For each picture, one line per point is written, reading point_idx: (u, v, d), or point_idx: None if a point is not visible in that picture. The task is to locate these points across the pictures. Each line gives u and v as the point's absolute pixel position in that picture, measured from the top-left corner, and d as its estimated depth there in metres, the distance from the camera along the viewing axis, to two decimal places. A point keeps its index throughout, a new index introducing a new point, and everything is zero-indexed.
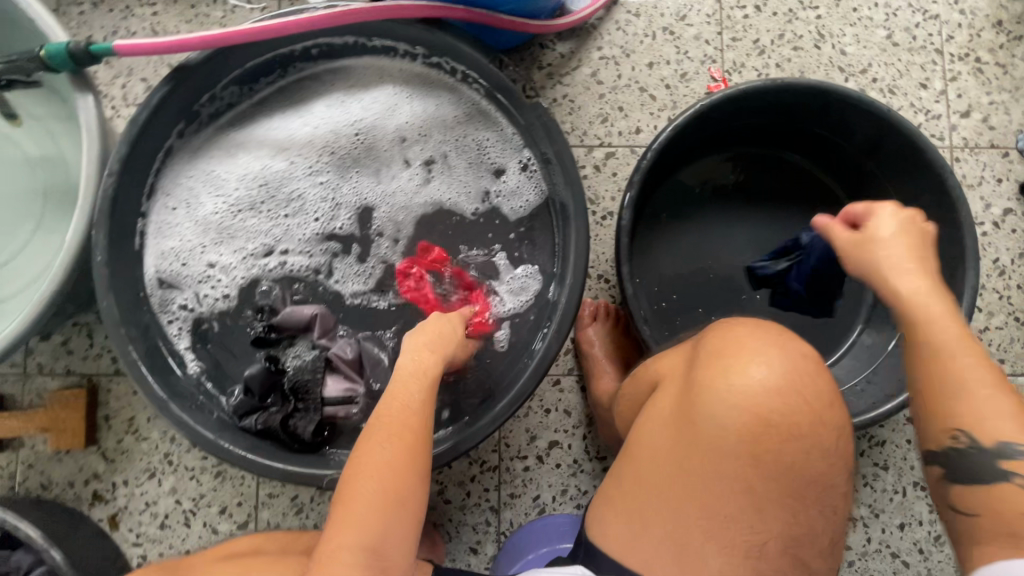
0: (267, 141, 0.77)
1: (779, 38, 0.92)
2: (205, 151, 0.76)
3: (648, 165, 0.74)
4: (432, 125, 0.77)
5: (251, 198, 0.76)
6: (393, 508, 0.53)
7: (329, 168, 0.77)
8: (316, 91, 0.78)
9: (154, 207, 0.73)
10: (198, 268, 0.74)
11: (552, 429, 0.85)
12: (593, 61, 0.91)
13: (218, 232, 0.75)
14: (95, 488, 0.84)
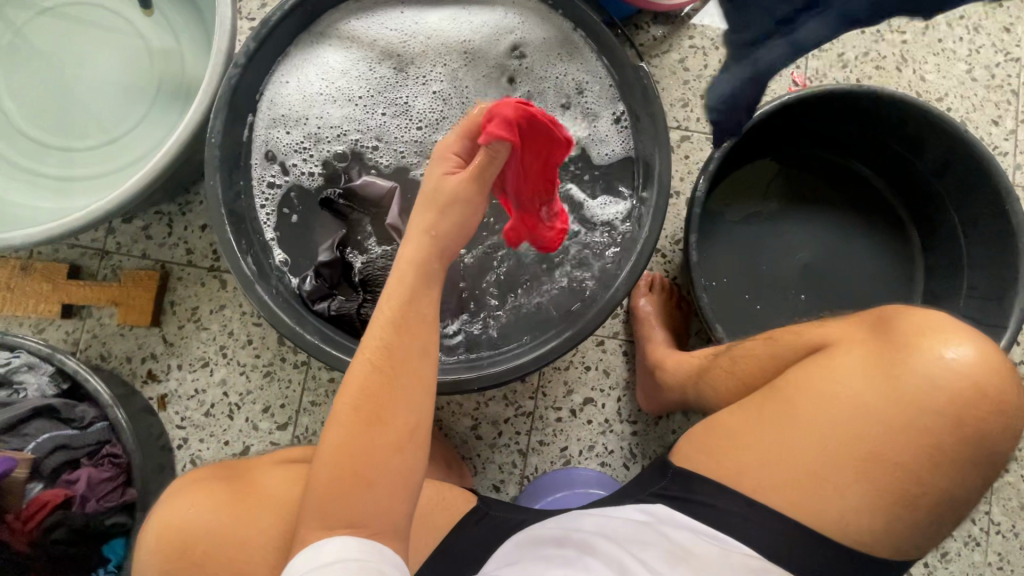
0: (378, 39, 0.81)
1: (864, 55, 0.95)
2: (316, 30, 0.79)
3: (729, 146, 0.78)
4: (531, 52, 0.81)
5: (353, 92, 0.81)
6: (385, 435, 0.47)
7: (434, 77, 0.82)
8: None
9: (267, 85, 0.77)
10: (294, 140, 0.79)
11: (589, 386, 0.88)
12: (683, 48, 0.95)
13: (318, 116, 0.80)
14: (150, 367, 0.88)
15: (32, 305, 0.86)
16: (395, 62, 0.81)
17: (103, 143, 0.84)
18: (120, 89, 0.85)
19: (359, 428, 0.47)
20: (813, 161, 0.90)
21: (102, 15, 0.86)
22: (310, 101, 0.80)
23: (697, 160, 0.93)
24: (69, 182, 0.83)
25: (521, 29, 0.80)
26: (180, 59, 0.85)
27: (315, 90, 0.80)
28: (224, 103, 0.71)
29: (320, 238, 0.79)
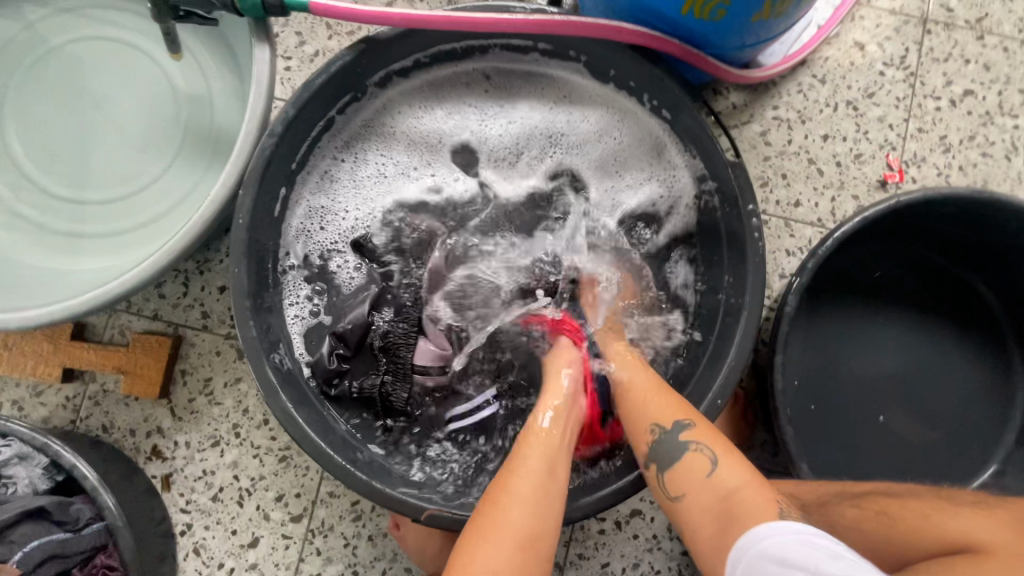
0: (434, 130, 0.77)
1: (969, 139, 0.85)
2: (369, 119, 0.75)
3: (824, 253, 0.68)
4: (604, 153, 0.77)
5: (407, 175, 0.76)
6: (519, 536, 0.51)
7: (494, 170, 0.77)
8: (499, 92, 0.78)
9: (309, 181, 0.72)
10: (333, 233, 0.74)
11: (637, 496, 0.79)
12: (766, 119, 0.84)
13: (364, 203, 0.75)
14: (156, 443, 0.80)
15: (30, 368, 0.78)
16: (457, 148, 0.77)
17: (116, 198, 0.77)
18: (140, 139, 0.77)
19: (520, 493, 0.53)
20: (904, 257, 0.79)
21: (127, 55, 0.78)
22: (359, 185, 0.75)
23: (773, 249, 0.83)
24: (76, 239, 0.76)
25: (594, 126, 0.77)
26: (208, 108, 0.77)
27: (366, 171, 0.75)
28: (257, 177, 0.63)
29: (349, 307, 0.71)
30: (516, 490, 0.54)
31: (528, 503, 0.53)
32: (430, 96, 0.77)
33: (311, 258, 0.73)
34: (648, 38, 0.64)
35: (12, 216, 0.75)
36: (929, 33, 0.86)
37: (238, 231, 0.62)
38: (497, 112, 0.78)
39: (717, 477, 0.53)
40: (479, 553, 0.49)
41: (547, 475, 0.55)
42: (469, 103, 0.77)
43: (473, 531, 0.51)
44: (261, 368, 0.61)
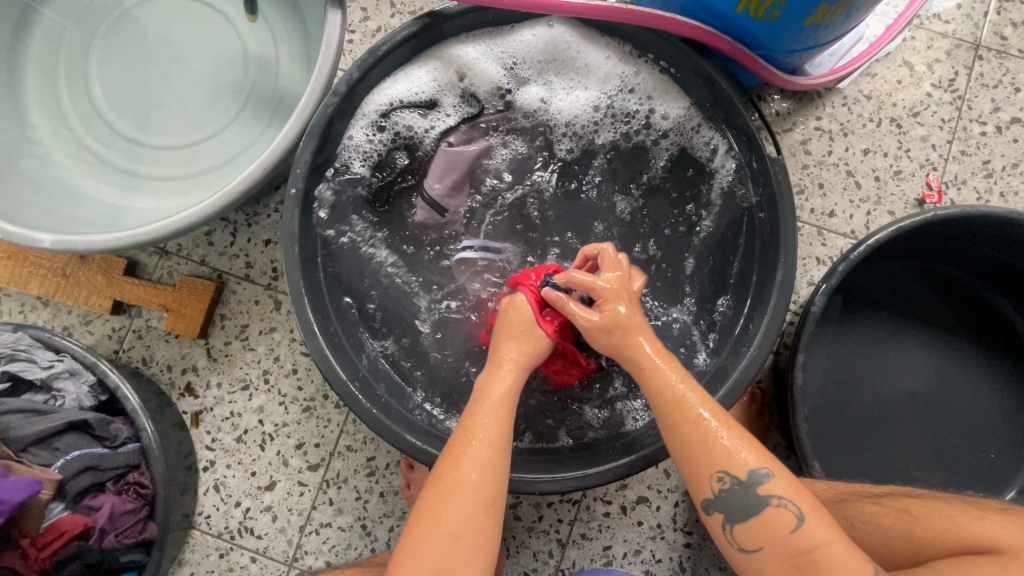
0: (493, 80, 0.77)
1: (1013, 166, 0.85)
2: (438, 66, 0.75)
3: (857, 258, 0.69)
4: (646, 131, 0.77)
5: (493, 89, 0.77)
6: (485, 507, 0.53)
7: (536, 128, 0.79)
8: (553, 55, 0.76)
9: (391, 93, 0.74)
10: (416, 116, 0.76)
11: (645, 484, 0.80)
12: (808, 128, 0.86)
13: (439, 112, 0.77)
14: (189, 380, 0.84)
15: (83, 297, 0.83)
16: (519, 112, 0.79)
17: (181, 144, 0.82)
18: (208, 93, 0.82)
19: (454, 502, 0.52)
20: (937, 279, 0.79)
21: (206, 14, 0.83)
22: (425, 114, 0.77)
23: (803, 256, 0.84)
24: (139, 179, 0.81)
25: (640, 109, 0.77)
26: (274, 69, 0.82)
27: (463, 64, 0.75)
28: (316, 132, 0.66)
29: (406, 138, 0.77)
30: (451, 501, 0.52)
31: (465, 483, 0.53)
32: (495, 54, 0.76)
33: (376, 119, 0.74)
34: (702, 32, 0.65)
35: (83, 152, 0.81)
36: (981, 59, 0.87)
37: (294, 180, 0.65)
38: (570, 87, 0.78)
39: (803, 534, 0.50)
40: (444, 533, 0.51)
41: (488, 437, 0.56)
42: (533, 64, 0.77)
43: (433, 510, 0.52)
44: (302, 309, 0.64)
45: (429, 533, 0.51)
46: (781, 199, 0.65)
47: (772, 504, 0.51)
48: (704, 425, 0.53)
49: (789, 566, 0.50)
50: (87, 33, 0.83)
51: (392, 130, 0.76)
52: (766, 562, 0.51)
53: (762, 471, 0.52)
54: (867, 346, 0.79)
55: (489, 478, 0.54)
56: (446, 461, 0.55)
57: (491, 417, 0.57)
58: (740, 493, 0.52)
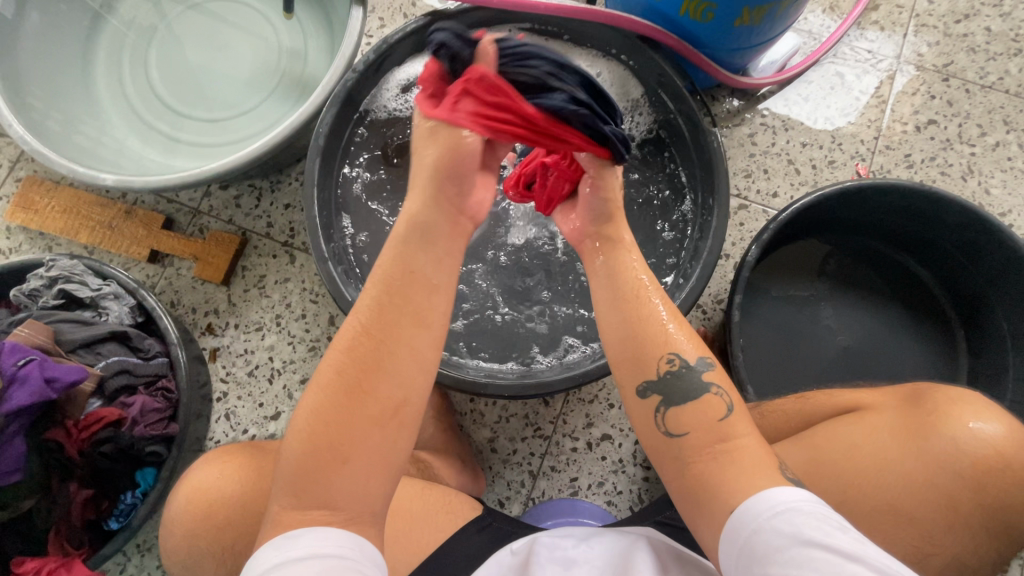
0: None
1: (930, 159, 0.99)
2: None
3: (784, 219, 0.82)
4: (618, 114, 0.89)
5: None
6: (376, 414, 0.46)
7: None
8: (543, 50, 0.89)
9: (402, 74, 0.87)
10: None
11: (609, 423, 0.90)
12: (754, 124, 1.00)
13: None
14: (210, 321, 0.95)
15: (125, 246, 0.96)
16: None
17: (220, 119, 0.97)
18: (246, 79, 0.98)
19: (340, 413, 0.45)
20: (858, 251, 0.93)
21: (250, 16, 0.99)
22: None
23: (750, 229, 0.96)
24: (184, 146, 0.95)
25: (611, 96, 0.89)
26: (303, 60, 0.97)
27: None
28: (337, 100, 0.81)
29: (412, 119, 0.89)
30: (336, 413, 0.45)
31: (347, 397, 0.46)
32: None
33: (396, 93, 0.88)
34: (652, 30, 0.81)
35: (139, 123, 0.96)
36: (901, 71, 1.02)
37: (317, 138, 0.80)
38: None
39: (730, 424, 0.48)
40: (331, 447, 0.45)
41: (380, 337, 0.47)
42: None
43: (318, 422, 0.46)
44: (316, 240, 0.76)
45: (314, 446, 0.45)
46: (718, 164, 0.79)
47: (710, 391, 0.50)
48: (654, 310, 0.52)
49: (698, 453, 0.48)
50: (150, 28, 0.99)
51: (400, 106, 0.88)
52: (681, 451, 0.48)
53: (705, 361, 0.51)
54: (803, 305, 0.91)
55: (381, 382, 0.46)
56: (332, 366, 0.47)
57: (387, 309, 0.48)
58: (684, 378, 0.50)
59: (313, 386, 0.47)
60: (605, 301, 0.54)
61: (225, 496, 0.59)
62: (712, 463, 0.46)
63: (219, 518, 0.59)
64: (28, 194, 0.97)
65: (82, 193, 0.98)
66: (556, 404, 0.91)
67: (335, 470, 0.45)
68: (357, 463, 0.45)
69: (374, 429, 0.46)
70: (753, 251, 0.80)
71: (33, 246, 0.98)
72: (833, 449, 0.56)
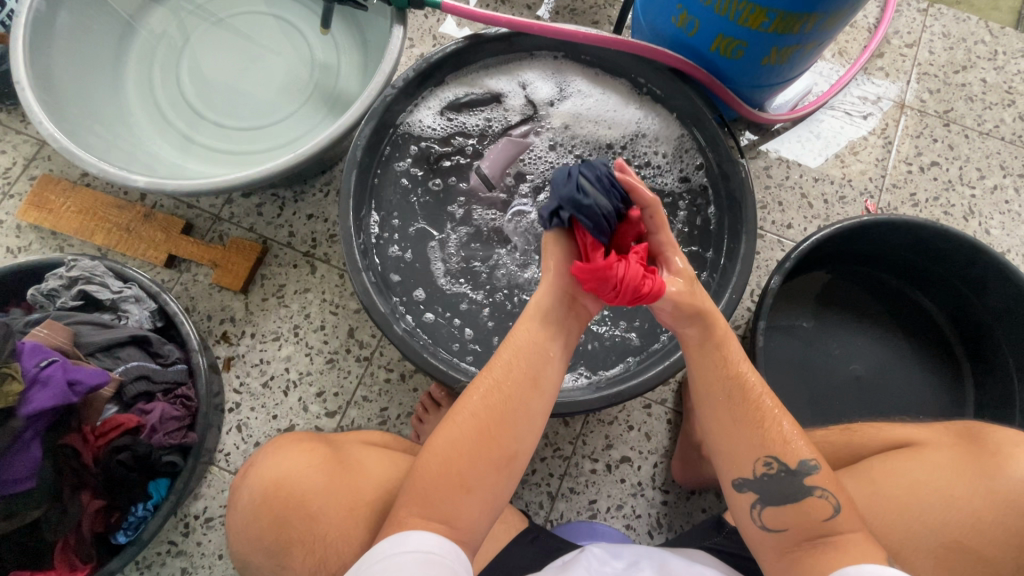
0: (539, 93, 0.94)
1: (934, 199, 1.03)
2: (479, 78, 0.93)
3: (806, 249, 0.84)
4: (652, 140, 0.93)
5: (543, 100, 0.94)
6: (500, 459, 0.52)
7: (568, 134, 0.94)
8: (582, 80, 0.95)
9: (443, 95, 0.92)
10: (475, 122, 0.94)
11: (628, 445, 0.90)
12: (769, 158, 1.04)
13: (495, 115, 0.94)
14: (226, 329, 0.93)
15: (142, 249, 0.94)
16: (558, 123, 0.94)
17: (249, 128, 0.97)
18: (277, 90, 0.99)
19: (472, 445, 0.52)
20: (869, 284, 0.96)
21: (284, 29, 1.01)
22: (468, 115, 0.93)
23: (766, 258, 0.99)
24: (212, 153, 0.96)
25: (642, 124, 0.93)
26: (334, 75, 0.99)
27: (523, 79, 0.94)
28: (375, 115, 0.82)
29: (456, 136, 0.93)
30: (466, 444, 0.52)
31: (478, 432, 0.53)
32: (539, 72, 0.95)
33: (445, 107, 0.92)
34: (683, 64, 0.85)
35: (167, 128, 0.96)
36: (905, 115, 1.08)
37: (355, 150, 0.81)
38: (593, 102, 0.94)
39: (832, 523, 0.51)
40: (458, 475, 0.51)
41: (519, 395, 0.55)
42: (570, 83, 0.95)
43: (449, 449, 0.52)
44: (351, 251, 0.76)
45: (442, 469, 0.51)
46: (746, 188, 0.82)
47: (813, 494, 0.52)
48: (762, 408, 0.55)
49: (800, 546, 0.52)
50: (183, 36, 1.00)
51: (440, 124, 0.92)
52: (783, 543, 0.53)
53: (812, 462, 0.53)
54: (818, 334, 0.93)
55: (510, 435, 0.53)
56: (471, 408, 0.54)
57: (525, 371, 0.57)
58: (788, 479, 0.53)
59: (452, 422, 0.54)
60: (707, 390, 0.57)
61: (301, 491, 0.61)
62: (817, 559, 0.50)
63: (279, 531, 0.60)
64: (43, 192, 0.95)
65: (99, 195, 0.96)
66: (576, 424, 0.90)
67: (456, 498, 0.50)
68: (475, 497, 0.51)
69: (493, 471, 0.52)
70: (777, 278, 0.82)
71: (44, 246, 0.95)
72: (891, 481, 0.59)
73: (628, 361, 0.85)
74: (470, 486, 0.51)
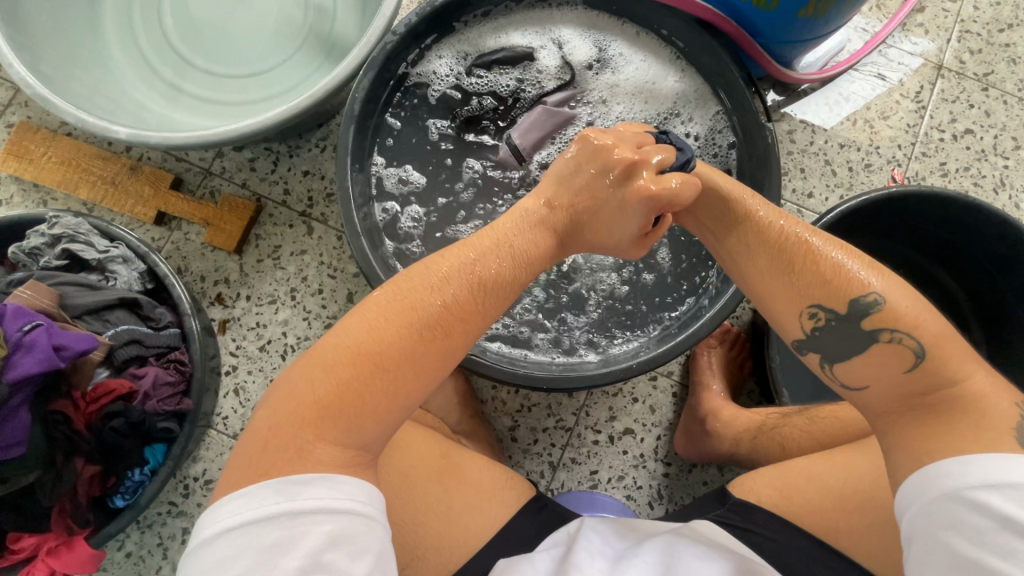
0: (574, 53, 0.88)
1: (964, 169, 0.98)
2: (488, 25, 0.86)
3: (830, 221, 0.79)
4: (680, 108, 0.87)
5: (580, 61, 0.88)
6: (420, 359, 0.47)
7: (604, 101, 0.88)
8: (614, 38, 0.88)
9: (450, 44, 0.85)
10: (504, 83, 0.87)
11: (632, 417, 0.88)
12: (794, 121, 0.98)
13: (529, 77, 0.87)
14: (221, 291, 0.90)
15: (130, 206, 0.90)
16: (593, 88, 0.88)
17: (239, 76, 0.91)
18: (269, 33, 0.91)
19: (396, 335, 0.46)
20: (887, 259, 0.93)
21: None
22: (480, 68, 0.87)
23: None
24: (201, 102, 0.89)
25: (670, 87, 0.87)
26: (330, 17, 0.91)
27: (559, 37, 0.88)
28: (374, 64, 0.75)
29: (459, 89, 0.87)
30: (392, 332, 0.47)
31: (407, 322, 0.47)
32: (571, 27, 0.88)
33: (472, 63, 0.86)
34: (712, 14, 0.78)
35: (152, 75, 0.89)
36: (942, 77, 1.01)
37: (353, 103, 0.75)
38: (630, 64, 0.87)
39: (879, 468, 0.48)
40: (374, 366, 0.45)
41: (436, 293, 0.49)
42: (602, 39, 0.88)
43: (369, 333, 0.46)
44: (348, 213, 0.72)
45: (356, 352, 0.45)
46: (773, 155, 0.76)
47: (880, 338, 0.50)
48: (808, 250, 0.54)
49: (899, 407, 0.49)
50: None
51: (444, 77, 0.86)
52: (875, 401, 0.51)
53: (873, 297, 0.50)
54: None
55: (434, 332, 0.48)
56: (400, 294, 0.49)
57: (462, 293, 0.50)
58: (840, 327, 0.51)
59: (376, 305, 0.48)
60: (750, 262, 0.57)
61: None
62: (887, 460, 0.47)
63: None
64: (21, 142, 0.89)
65: (82, 146, 0.90)
66: (580, 395, 0.89)
67: (363, 390, 0.45)
68: (386, 394, 0.46)
69: (413, 387, 0.47)
70: None
71: (26, 199, 0.91)
72: None
73: (637, 335, 0.83)
74: (382, 380, 0.45)
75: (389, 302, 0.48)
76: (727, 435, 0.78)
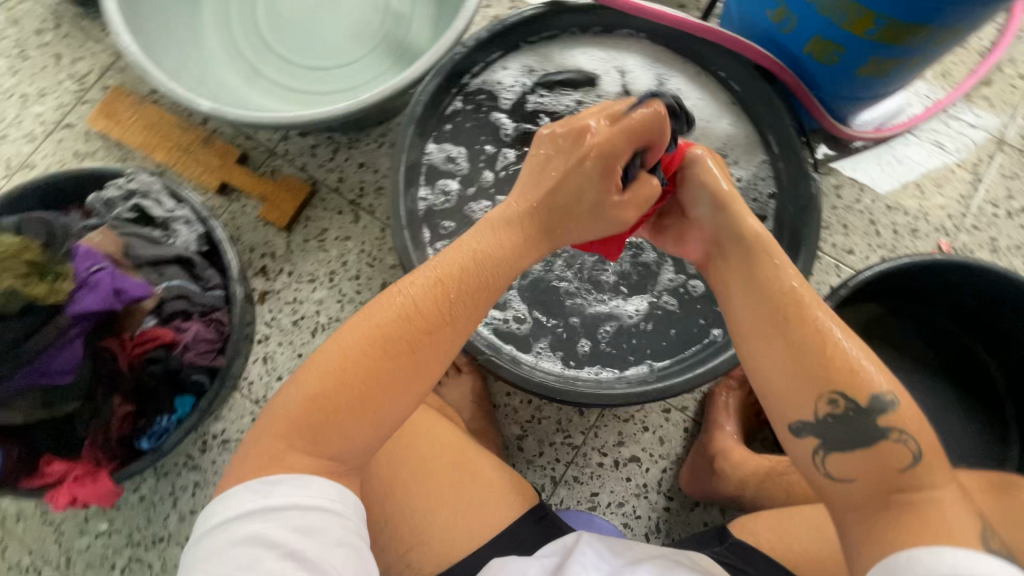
0: (636, 81, 0.90)
1: (1016, 248, 0.96)
2: (553, 48, 0.90)
3: (867, 279, 0.79)
4: (733, 150, 0.87)
5: (640, 90, 0.89)
6: (408, 370, 0.49)
7: None
8: (677, 72, 0.90)
9: (514, 61, 0.89)
10: (565, 103, 0.89)
11: (640, 445, 0.88)
12: (842, 177, 0.98)
13: (589, 98, 0.89)
14: (266, 263, 0.95)
15: (197, 173, 0.96)
16: None
17: (315, 67, 0.97)
18: (348, 32, 0.98)
19: (385, 346, 0.49)
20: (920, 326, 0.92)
21: None
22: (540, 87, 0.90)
23: (819, 282, 0.94)
24: (276, 87, 0.96)
25: (723, 127, 0.88)
26: (406, 24, 0.97)
27: (624, 65, 0.90)
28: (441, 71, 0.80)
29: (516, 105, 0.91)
30: (380, 343, 0.49)
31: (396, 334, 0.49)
32: (636, 57, 0.90)
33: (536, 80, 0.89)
34: (771, 62, 0.79)
35: (237, 58, 0.97)
36: (1003, 152, 0.99)
37: (416, 104, 0.80)
38: (689, 99, 0.89)
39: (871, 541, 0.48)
40: (361, 374, 0.48)
41: (429, 302, 0.51)
42: (664, 72, 0.90)
43: (360, 343, 0.48)
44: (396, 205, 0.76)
45: (346, 361, 0.48)
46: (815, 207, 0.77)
47: (884, 435, 0.48)
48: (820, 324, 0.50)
49: (875, 502, 0.47)
50: None
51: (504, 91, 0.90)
52: (857, 494, 0.48)
53: (882, 394, 0.48)
54: None
55: (421, 342, 0.50)
56: (395, 304, 0.50)
57: (457, 302, 0.52)
58: (852, 418, 0.48)
59: (370, 313, 0.50)
60: (747, 322, 0.54)
61: None
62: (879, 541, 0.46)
63: None
64: (112, 103, 0.98)
65: (164, 113, 0.98)
66: (591, 415, 0.90)
67: (349, 399, 0.47)
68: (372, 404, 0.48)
69: (400, 394, 0.49)
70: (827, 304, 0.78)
71: (108, 155, 0.99)
72: None
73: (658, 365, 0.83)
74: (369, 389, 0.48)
75: (381, 311, 0.50)
76: (734, 478, 0.77)
